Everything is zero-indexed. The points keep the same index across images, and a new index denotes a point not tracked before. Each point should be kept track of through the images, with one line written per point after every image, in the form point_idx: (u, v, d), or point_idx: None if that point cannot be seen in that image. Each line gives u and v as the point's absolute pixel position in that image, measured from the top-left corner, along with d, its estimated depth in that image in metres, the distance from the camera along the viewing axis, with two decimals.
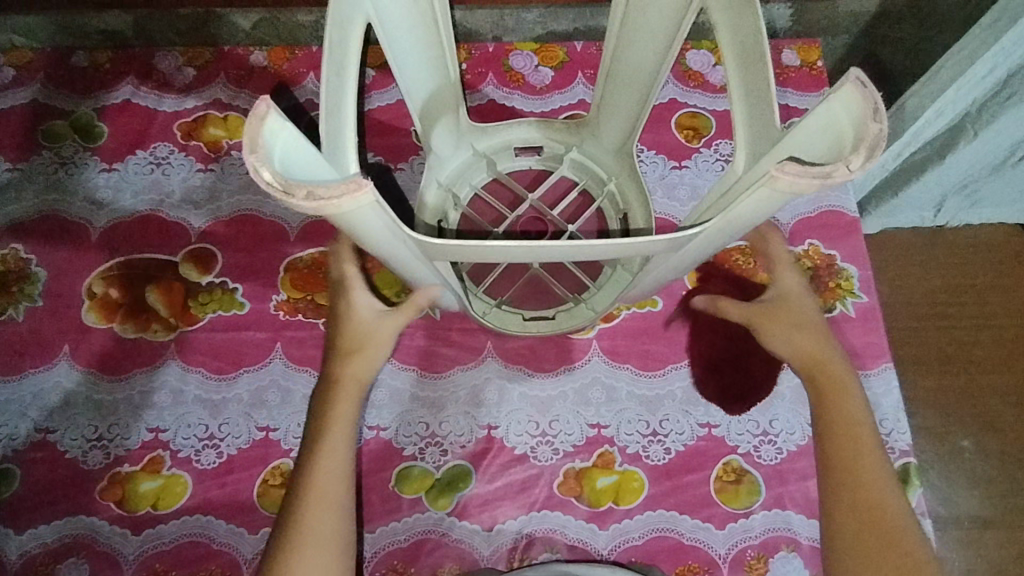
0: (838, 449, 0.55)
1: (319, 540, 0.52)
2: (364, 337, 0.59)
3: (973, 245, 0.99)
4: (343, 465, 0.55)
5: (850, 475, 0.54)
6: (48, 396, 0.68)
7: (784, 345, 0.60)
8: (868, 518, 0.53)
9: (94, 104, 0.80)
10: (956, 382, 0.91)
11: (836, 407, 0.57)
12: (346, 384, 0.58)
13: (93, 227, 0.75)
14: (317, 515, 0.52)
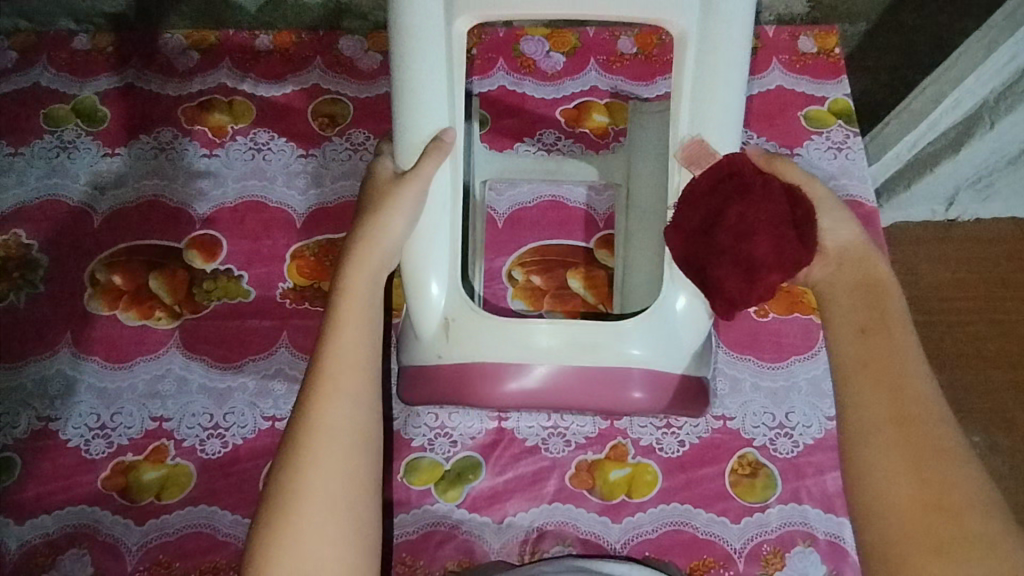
0: (875, 377, 0.46)
1: (331, 439, 0.47)
2: (384, 204, 0.53)
3: (990, 238, 0.96)
4: (359, 364, 0.50)
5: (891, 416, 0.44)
6: (50, 384, 0.67)
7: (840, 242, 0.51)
8: (914, 465, 0.42)
9: (97, 88, 0.79)
10: (971, 376, 0.88)
11: (887, 343, 0.47)
12: (364, 255, 0.52)
13: (95, 213, 0.73)
14: (328, 421, 0.48)
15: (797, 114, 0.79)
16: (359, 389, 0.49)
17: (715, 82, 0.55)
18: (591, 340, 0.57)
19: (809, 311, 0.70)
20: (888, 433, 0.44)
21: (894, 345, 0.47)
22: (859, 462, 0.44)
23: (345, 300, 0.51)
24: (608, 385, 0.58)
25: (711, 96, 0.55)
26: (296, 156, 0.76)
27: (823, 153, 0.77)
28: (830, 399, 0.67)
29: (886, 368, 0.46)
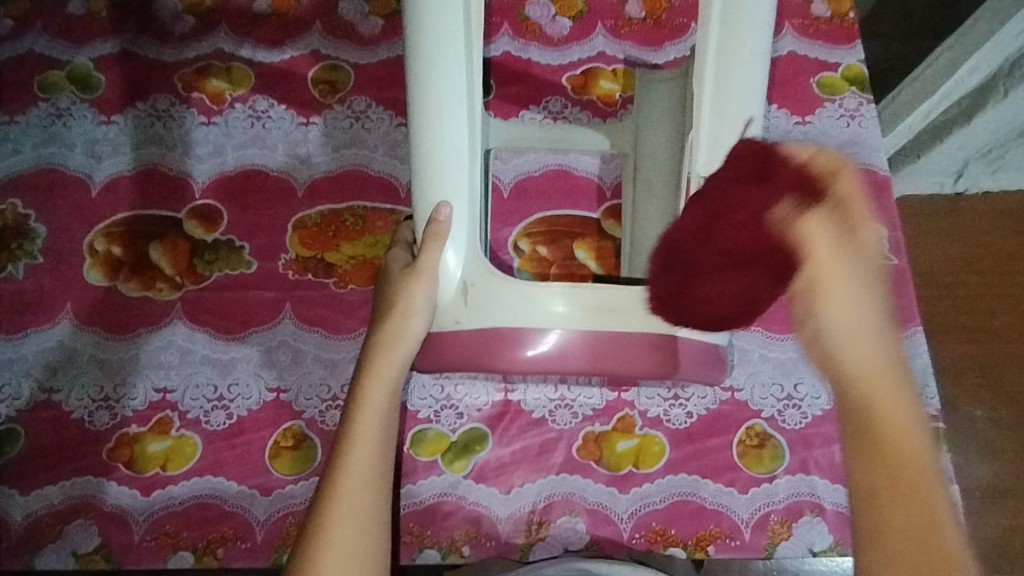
0: (858, 375, 0.46)
1: (340, 557, 0.47)
2: (398, 300, 0.54)
3: (1001, 211, 0.95)
4: (376, 464, 0.51)
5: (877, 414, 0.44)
6: (52, 356, 0.66)
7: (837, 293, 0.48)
8: (889, 466, 0.43)
9: (92, 54, 0.77)
10: (975, 350, 0.88)
11: (867, 341, 0.47)
12: (385, 364, 0.53)
13: (93, 182, 0.72)
14: (344, 519, 0.48)
15: (810, 80, 0.77)
16: (373, 502, 0.50)
17: (738, 62, 0.56)
18: (609, 304, 0.56)
19: None
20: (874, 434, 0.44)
21: (878, 346, 0.47)
22: (851, 457, 0.45)
23: (362, 413, 0.52)
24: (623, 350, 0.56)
25: (731, 75, 0.56)
26: (296, 124, 0.74)
27: (836, 122, 0.75)
28: None
29: (868, 366, 0.46)
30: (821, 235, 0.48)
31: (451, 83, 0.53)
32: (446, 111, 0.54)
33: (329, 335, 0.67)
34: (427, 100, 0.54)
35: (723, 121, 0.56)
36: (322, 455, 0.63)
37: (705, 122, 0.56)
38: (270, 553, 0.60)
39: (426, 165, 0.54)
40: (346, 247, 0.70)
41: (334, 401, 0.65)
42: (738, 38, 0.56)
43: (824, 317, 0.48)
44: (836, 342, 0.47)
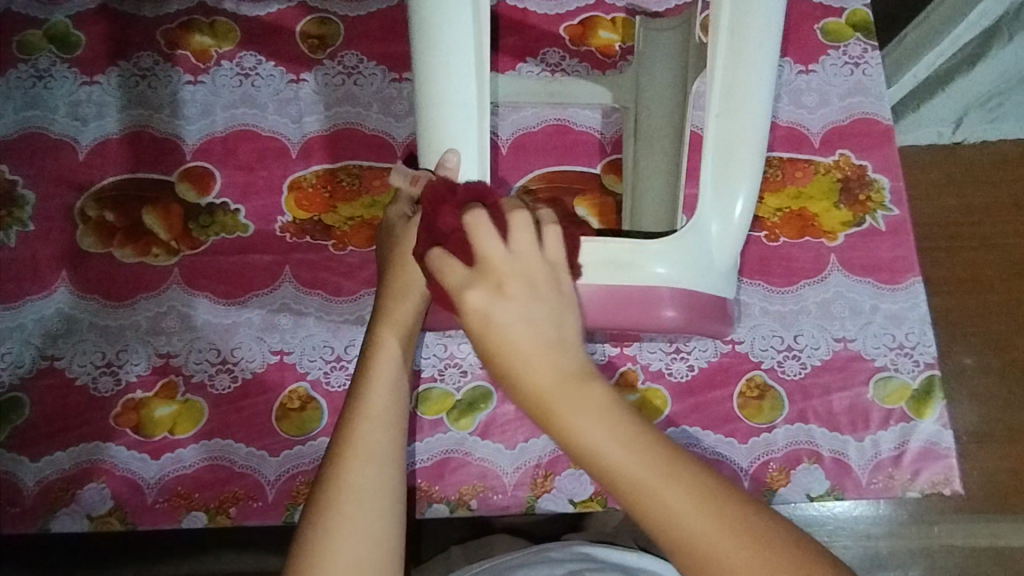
0: (556, 422, 0.40)
1: (354, 499, 0.48)
2: (408, 248, 0.53)
3: (1001, 159, 0.93)
4: (394, 407, 0.51)
5: (592, 451, 0.39)
6: (51, 324, 0.66)
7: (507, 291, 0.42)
8: (650, 496, 0.39)
9: (69, 10, 0.73)
10: (968, 299, 0.89)
11: (551, 367, 0.40)
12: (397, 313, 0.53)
13: (80, 146, 0.70)
14: (361, 465, 0.49)
15: (814, 27, 0.75)
16: (390, 446, 0.50)
17: (753, 6, 0.52)
18: (622, 258, 0.53)
19: (820, 234, 0.69)
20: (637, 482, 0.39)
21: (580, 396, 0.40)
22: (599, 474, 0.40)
23: (378, 360, 0.52)
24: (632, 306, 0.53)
25: (750, 12, 0.52)
26: (287, 81, 0.72)
27: (839, 69, 0.74)
28: (837, 321, 0.67)
29: (556, 396, 0.40)
30: (524, 244, 0.43)
31: (455, 31, 0.50)
32: (454, 60, 0.51)
33: (330, 297, 0.67)
34: (434, 48, 0.51)
35: (735, 91, 0.53)
36: (328, 415, 0.64)
37: (717, 88, 0.53)
38: (282, 511, 0.62)
39: (431, 128, 0.52)
40: (343, 209, 0.69)
41: (338, 362, 0.65)
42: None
43: (505, 370, 0.41)
44: (531, 393, 0.41)
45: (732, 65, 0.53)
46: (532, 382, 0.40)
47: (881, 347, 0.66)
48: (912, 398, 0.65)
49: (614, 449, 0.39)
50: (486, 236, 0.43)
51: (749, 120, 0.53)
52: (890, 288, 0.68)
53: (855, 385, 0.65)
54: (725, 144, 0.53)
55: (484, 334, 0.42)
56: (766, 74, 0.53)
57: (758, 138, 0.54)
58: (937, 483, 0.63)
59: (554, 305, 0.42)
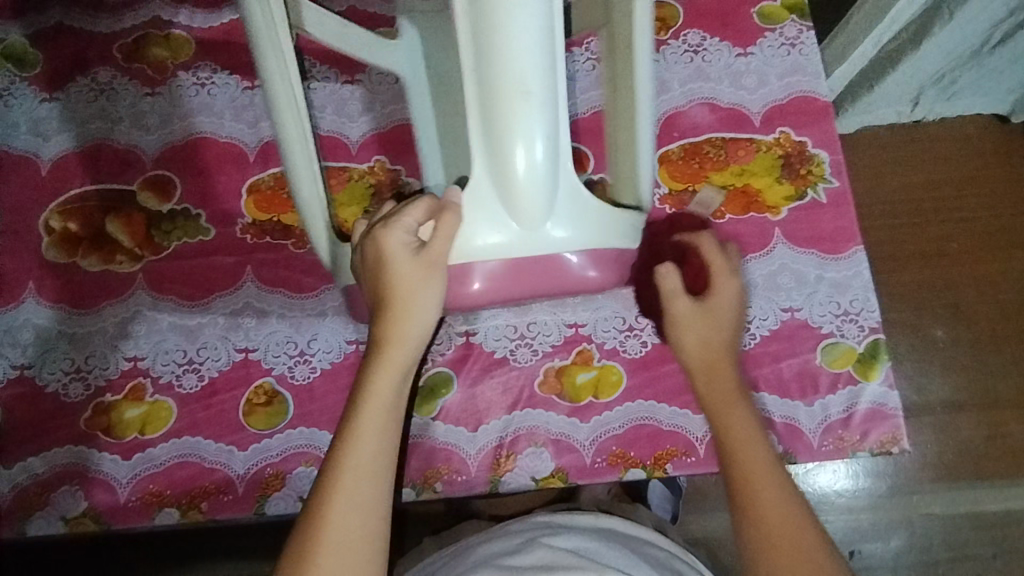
0: (711, 386, 0.59)
1: (355, 499, 0.51)
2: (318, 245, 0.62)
3: (951, 137, 0.99)
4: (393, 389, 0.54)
5: (735, 437, 0.56)
6: (20, 333, 0.67)
7: (718, 312, 0.59)
8: (760, 491, 0.53)
9: (25, 29, 0.75)
10: (925, 273, 0.93)
11: (720, 351, 0.59)
12: (392, 356, 0.55)
13: (42, 160, 0.72)
14: (362, 439, 0.53)
15: (750, 11, 0.78)
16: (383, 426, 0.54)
17: None
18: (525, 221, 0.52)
19: (764, 209, 0.71)
20: (727, 429, 0.57)
21: (722, 354, 0.59)
22: (716, 415, 0.58)
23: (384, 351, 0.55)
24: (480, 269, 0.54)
25: None
26: (243, 88, 0.74)
27: (777, 51, 0.76)
28: (784, 292, 0.69)
29: (720, 383, 0.59)
30: (717, 258, 0.61)
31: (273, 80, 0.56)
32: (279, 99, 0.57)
33: (291, 295, 0.68)
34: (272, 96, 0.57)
35: (492, 91, 0.49)
36: (294, 409, 0.65)
37: (473, 89, 0.50)
38: (253, 503, 0.63)
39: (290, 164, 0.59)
40: None
41: (302, 356, 0.67)
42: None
43: (691, 341, 0.60)
44: (694, 352, 0.60)
45: (487, 64, 0.48)
46: (693, 352, 0.60)
47: (827, 314, 0.69)
48: (858, 361, 0.67)
49: (753, 452, 0.55)
50: (716, 271, 0.60)
51: (522, 73, 0.48)
52: (833, 258, 0.70)
53: (804, 352, 0.68)
54: (497, 101, 0.49)
55: (708, 316, 0.59)
56: (536, 23, 0.47)
57: (541, 88, 0.49)
58: (885, 442, 0.66)
59: (742, 308, 0.61)
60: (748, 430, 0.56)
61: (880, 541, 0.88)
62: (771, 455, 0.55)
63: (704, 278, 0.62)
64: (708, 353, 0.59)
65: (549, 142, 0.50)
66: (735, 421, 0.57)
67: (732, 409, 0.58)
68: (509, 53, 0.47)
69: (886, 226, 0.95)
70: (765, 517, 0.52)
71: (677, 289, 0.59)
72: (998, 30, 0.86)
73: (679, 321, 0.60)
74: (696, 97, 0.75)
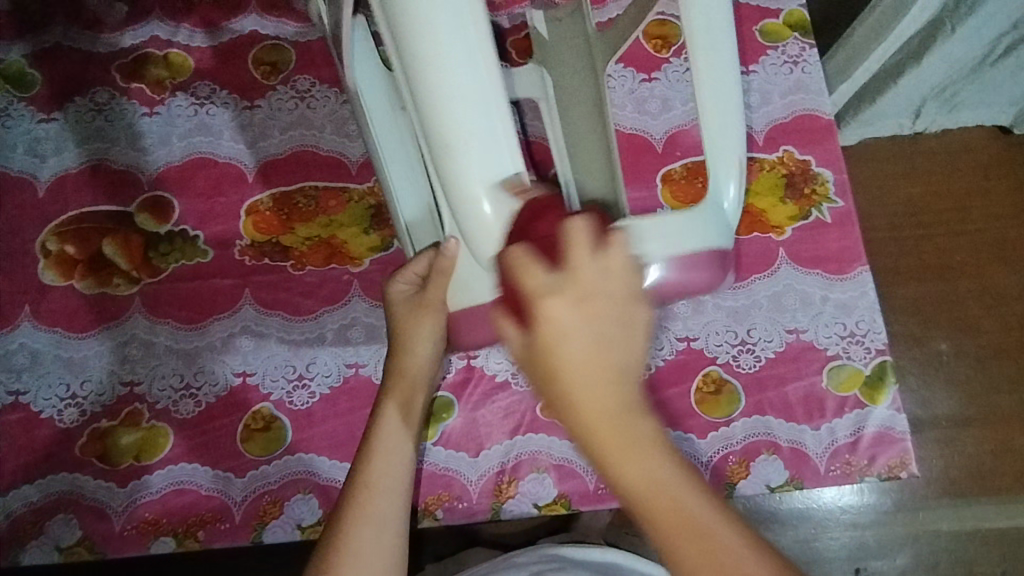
0: (619, 438, 0.36)
1: (371, 519, 0.52)
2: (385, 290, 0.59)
3: (954, 151, 0.98)
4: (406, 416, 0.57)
5: (631, 493, 0.36)
6: (15, 358, 0.66)
7: (626, 343, 0.36)
8: (678, 539, 0.36)
9: (24, 49, 0.75)
10: (929, 288, 0.92)
11: (609, 391, 0.35)
12: (399, 384, 0.57)
13: (39, 182, 0.71)
14: (377, 462, 0.54)
15: (752, 29, 0.77)
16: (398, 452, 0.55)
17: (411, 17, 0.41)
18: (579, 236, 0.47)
19: (767, 229, 0.71)
20: (631, 485, 0.36)
21: (609, 398, 0.35)
22: (611, 463, 0.36)
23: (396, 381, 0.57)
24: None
25: (411, 31, 0.41)
26: (241, 108, 0.74)
27: (779, 69, 0.76)
28: (789, 313, 0.68)
29: (614, 436, 0.36)
30: (584, 250, 0.36)
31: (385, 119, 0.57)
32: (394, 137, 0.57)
33: (290, 317, 0.68)
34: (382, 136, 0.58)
35: (435, 136, 0.42)
36: (293, 434, 0.64)
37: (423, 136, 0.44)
38: (250, 531, 0.62)
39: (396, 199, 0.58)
40: (301, 230, 0.70)
41: (301, 381, 0.66)
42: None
43: (572, 383, 0.35)
44: (587, 422, 0.36)
45: (424, 105, 0.42)
46: (585, 410, 0.35)
47: (832, 336, 0.68)
48: (865, 384, 0.66)
49: (651, 496, 0.36)
50: (575, 253, 0.36)
51: (467, 122, 0.41)
52: (838, 279, 0.69)
53: (810, 374, 0.67)
54: (446, 155, 0.41)
55: (540, 349, 0.36)
56: (471, 68, 0.41)
57: (489, 136, 0.41)
58: (894, 467, 0.64)
59: (641, 324, 0.37)
60: (648, 488, 0.36)
61: (886, 560, 0.87)
62: (699, 492, 0.37)
63: (549, 280, 0.36)
64: (582, 402, 0.35)
65: (514, 194, 0.42)
66: (631, 472, 0.36)
67: (643, 461, 0.36)
68: (443, 90, 0.41)
69: (889, 242, 0.94)
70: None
71: (541, 295, 0.35)
72: (1002, 42, 0.85)
73: (542, 350, 0.36)
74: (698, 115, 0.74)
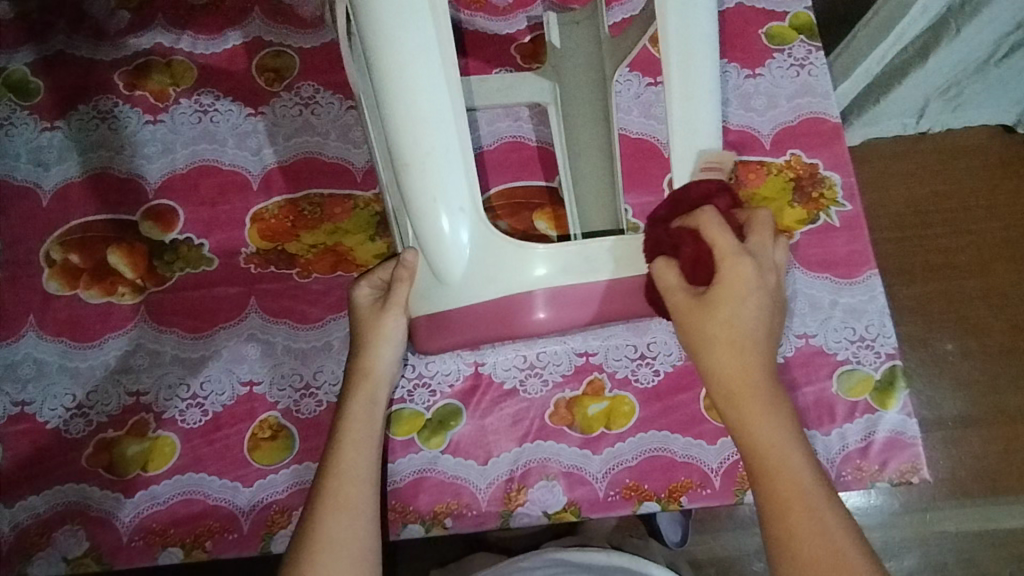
0: (737, 403, 0.47)
1: (341, 517, 0.53)
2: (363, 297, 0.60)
3: (959, 151, 0.98)
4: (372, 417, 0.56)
5: (760, 449, 0.47)
6: (20, 368, 0.66)
7: (743, 314, 0.47)
8: (789, 503, 0.46)
9: (26, 58, 0.75)
10: (935, 288, 0.92)
11: (744, 358, 0.47)
12: (362, 384, 0.57)
13: (43, 191, 0.71)
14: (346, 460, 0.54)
15: (758, 32, 0.77)
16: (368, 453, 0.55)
17: (389, 64, 0.48)
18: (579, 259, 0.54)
19: None
20: (758, 441, 0.47)
21: (750, 361, 0.47)
22: (743, 424, 0.47)
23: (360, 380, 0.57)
24: (528, 310, 0.54)
25: (391, 73, 0.48)
26: (245, 115, 0.73)
27: (786, 72, 0.75)
28: (798, 317, 0.68)
29: (748, 396, 0.47)
30: (719, 233, 0.48)
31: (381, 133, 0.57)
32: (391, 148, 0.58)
33: (296, 325, 0.67)
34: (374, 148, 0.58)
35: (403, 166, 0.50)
36: (300, 443, 0.64)
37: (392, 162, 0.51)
38: (258, 541, 0.62)
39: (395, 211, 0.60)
40: (306, 237, 0.70)
41: (307, 389, 0.65)
42: (388, 11, 0.47)
43: (703, 345, 0.48)
44: (726, 379, 0.48)
45: (397, 139, 0.49)
46: (722, 370, 0.47)
47: (842, 340, 0.67)
48: (875, 388, 0.66)
49: (773, 450, 0.47)
50: (720, 243, 0.48)
51: (434, 147, 0.49)
52: (847, 283, 0.69)
53: (819, 379, 0.66)
54: (421, 174, 0.49)
55: (706, 317, 0.48)
56: (437, 102, 0.49)
57: (452, 159, 0.50)
58: (905, 472, 0.64)
59: (764, 295, 0.48)
60: (779, 449, 0.47)
61: (894, 562, 0.86)
62: (807, 457, 0.47)
63: (708, 266, 0.48)
64: (720, 362, 0.48)
65: (468, 213, 0.51)
66: (763, 433, 0.47)
67: (766, 422, 0.47)
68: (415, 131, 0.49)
69: (896, 243, 0.93)
70: (793, 539, 0.45)
71: (679, 285, 0.50)
72: (1005, 42, 0.85)
73: (691, 329, 0.48)
74: None
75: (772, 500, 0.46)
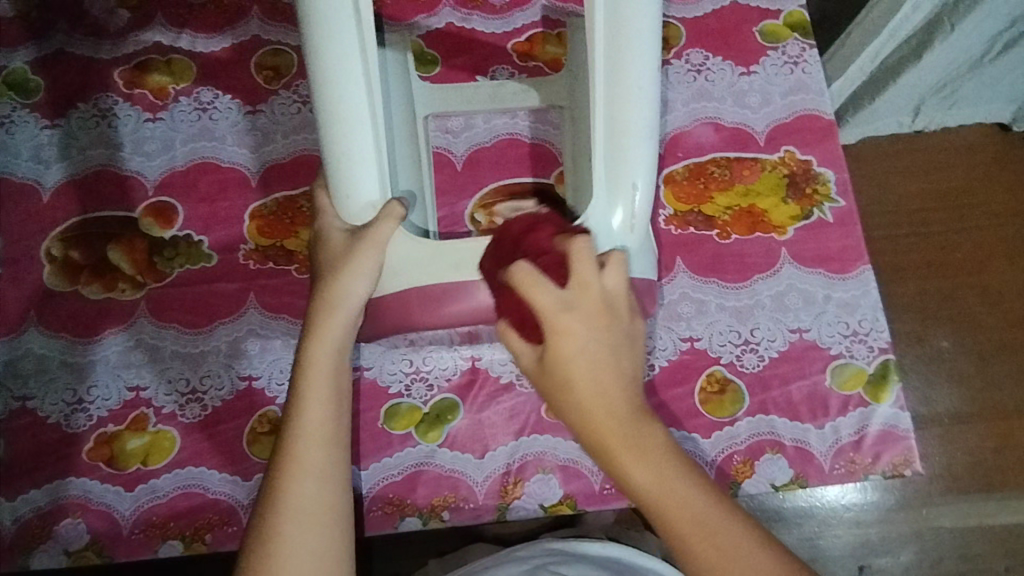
0: (619, 452, 0.47)
1: (298, 514, 0.50)
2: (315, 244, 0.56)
3: (954, 148, 0.99)
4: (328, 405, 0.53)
5: (646, 493, 0.47)
6: (21, 363, 0.67)
7: (580, 354, 0.47)
8: (693, 534, 0.47)
9: (26, 57, 0.75)
10: (929, 284, 0.92)
11: (606, 403, 0.47)
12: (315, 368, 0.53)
13: (43, 188, 0.71)
14: (305, 453, 0.51)
15: (752, 30, 0.77)
16: (328, 443, 0.52)
17: (316, 58, 0.50)
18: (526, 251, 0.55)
19: (770, 229, 0.71)
20: (644, 487, 0.47)
21: (613, 406, 0.47)
22: (625, 473, 0.47)
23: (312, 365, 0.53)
24: (460, 299, 0.54)
25: (320, 68, 0.50)
26: (244, 113, 0.74)
27: (780, 69, 0.76)
28: (792, 312, 0.69)
29: (620, 444, 0.47)
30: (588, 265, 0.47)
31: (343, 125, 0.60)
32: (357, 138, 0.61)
33: (295, 321, 0.68)
34: None
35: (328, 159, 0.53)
36: None
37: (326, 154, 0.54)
38: None
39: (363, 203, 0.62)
40: (305, 234, 0.70)
41: None
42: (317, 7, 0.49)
43: (575, 403, 0.47)
44: (596, 434, 0.47)
45: (324, 131, 0.52)
46: (595, 422, 0.47)
47: (836, 335, 0.68)
48: (868, 382, 0.66)
49: (664, 491, 0.47)
50: (583, 274, 0.47)
51: (352, 146, 0.52)
52: (841, 277, 0.70)
53: (813, 373, 0.67)
54: (337, 170, 0.53)
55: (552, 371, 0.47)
56: (353, 99, 0.51)
57: (368, 158, 0.52)
58: (898, 465, 0.65)
59: (624, 335, 0.48)
60: (670, 487, 0.47)
61: (891, 557, 0.87)
62: (696, 485, 0.48)
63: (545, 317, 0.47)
64: (587, 410, 0.47)
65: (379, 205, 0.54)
66: (647, 477, 0.47)
67: (644, 463, 0.47)
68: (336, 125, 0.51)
69: (891, 237, 0.94)
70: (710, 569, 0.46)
71: (529, 339, 0.49)
72: (999, 41, 0.86)
73: (559, 381, 0.47)
74: (700, 116, 0.74)
75: (687, 545, 0.47)
